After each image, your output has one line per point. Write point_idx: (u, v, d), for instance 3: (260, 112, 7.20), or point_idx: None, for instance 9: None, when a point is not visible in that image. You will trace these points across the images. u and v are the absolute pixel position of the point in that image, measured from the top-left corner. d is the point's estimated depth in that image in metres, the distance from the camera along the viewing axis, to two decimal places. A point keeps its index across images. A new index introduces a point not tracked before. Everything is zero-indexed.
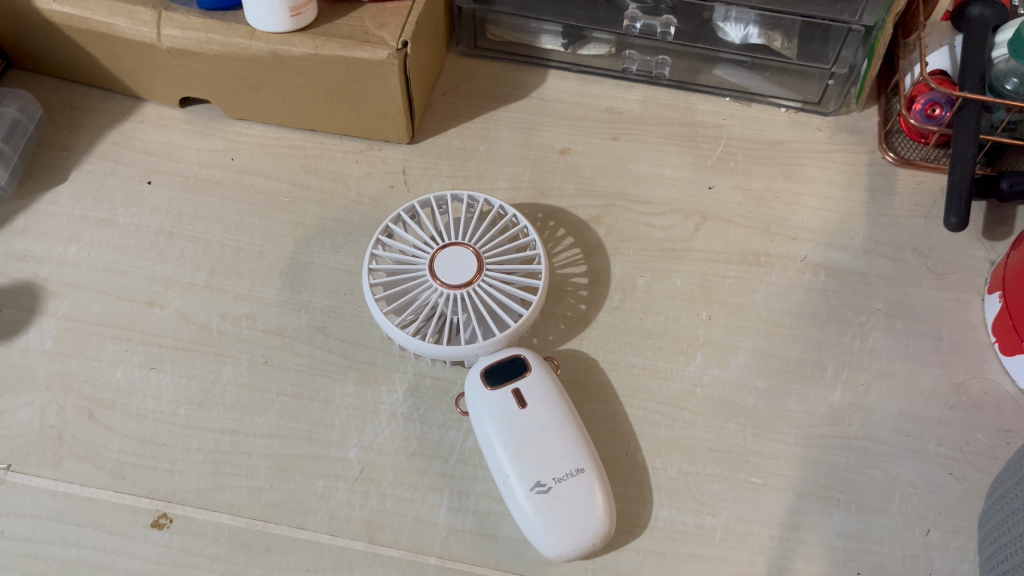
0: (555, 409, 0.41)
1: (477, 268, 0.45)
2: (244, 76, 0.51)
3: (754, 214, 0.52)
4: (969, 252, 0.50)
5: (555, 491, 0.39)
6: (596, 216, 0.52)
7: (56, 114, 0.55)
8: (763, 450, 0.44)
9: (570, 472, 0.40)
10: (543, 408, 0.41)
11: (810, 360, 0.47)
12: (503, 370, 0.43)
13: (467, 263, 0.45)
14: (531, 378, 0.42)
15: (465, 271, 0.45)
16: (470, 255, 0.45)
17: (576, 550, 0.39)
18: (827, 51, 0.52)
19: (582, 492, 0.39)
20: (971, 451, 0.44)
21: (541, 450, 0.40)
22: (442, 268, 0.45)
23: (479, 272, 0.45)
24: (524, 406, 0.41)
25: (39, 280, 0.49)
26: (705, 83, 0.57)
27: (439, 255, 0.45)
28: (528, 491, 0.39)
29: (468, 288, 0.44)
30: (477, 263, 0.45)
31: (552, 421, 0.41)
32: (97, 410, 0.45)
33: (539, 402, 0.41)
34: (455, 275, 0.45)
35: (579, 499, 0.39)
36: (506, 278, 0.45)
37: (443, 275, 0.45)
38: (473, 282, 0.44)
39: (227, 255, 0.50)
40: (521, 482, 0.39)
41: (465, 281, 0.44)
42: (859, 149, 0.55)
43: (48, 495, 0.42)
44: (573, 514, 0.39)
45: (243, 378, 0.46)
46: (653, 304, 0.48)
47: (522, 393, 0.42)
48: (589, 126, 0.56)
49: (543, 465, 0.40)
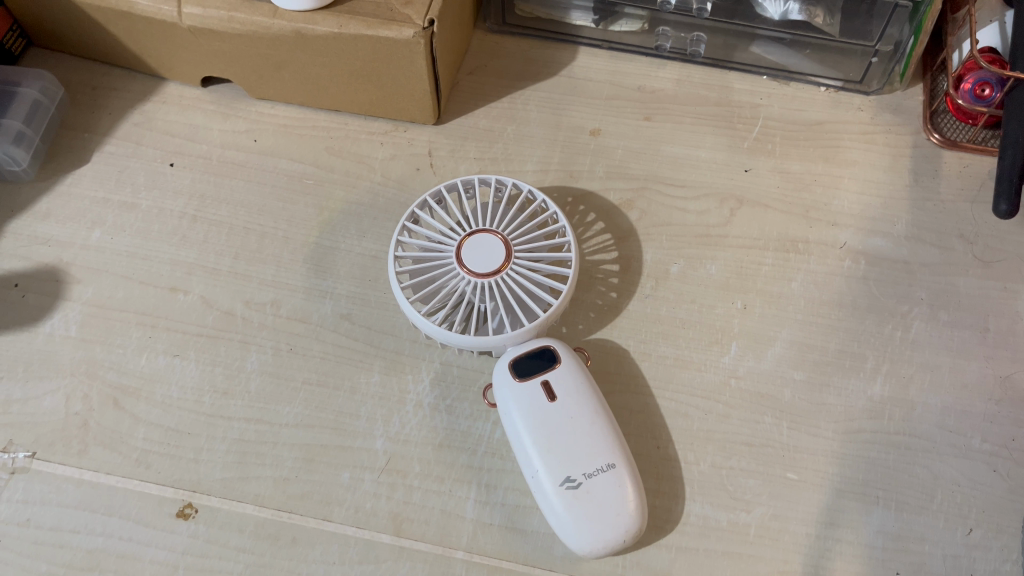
0: (586, 403, 0.40)
1: (506, 255, 0.43)
2: (267, 55, 0.50)
3: (792, 199, 0.50)
4: (1017, 239, 0.48)
5: (586, 487, 0.38)
6: (628, 200, 0.50)
7: (77, 95, 0.54)
8: (800, 444, 0.43)
9: (601, 468, 0.39)
10: (574, 401, 0.40)
11: (849, 351, 0.45)
12: (532, 361, 0.42)
13: (495, 250, 0.43)
14: (561, 371, 0.41)
15: (493, 260, 0.43)
16: (499, 243, 0.44)
17: (607, 546, 0.38)
18: (872, 27, 0.51)
19: (614, 488, 0.38)
20: (1017, 448, 0.42)
21: (571, 444, 0.39)
22: (470, 255, 0.43)
23: (508, 260, 0.43)
24: (553, 399, 0.40)
25: (63, 265, 0.48)
26: (741, 61, 0.55)
27: (467, 242, 0.44)
28: (558, 487, 0.38)
29: (497, 277, 0.43)
30: (505, 250, 0.43)
31: (583, 414, 0.40)
32: (122, 398, 0.44)
33: (570, 395, 0.40)
34: (484, 265, 0.43)
35: (611, 496, 0.38)
36: (534, 265, 0.43)
37: (472, 263, 0.43)
38: (502, 270, 0.43)
39: (250, 239, 0.49)
40: (551, 478, 0.38)
41: (493, 270, 0.43)
42: (903, 130, 0.53)
43: (73, 483, 0.42)
44: (605, 510, 0.38)
45: (268, 366, 0.45)
46: (686, 292, 0.47)
47: (551, 385, 0.41)
48: (621, 106, 0.54)
49: (573, 459, 0.39)
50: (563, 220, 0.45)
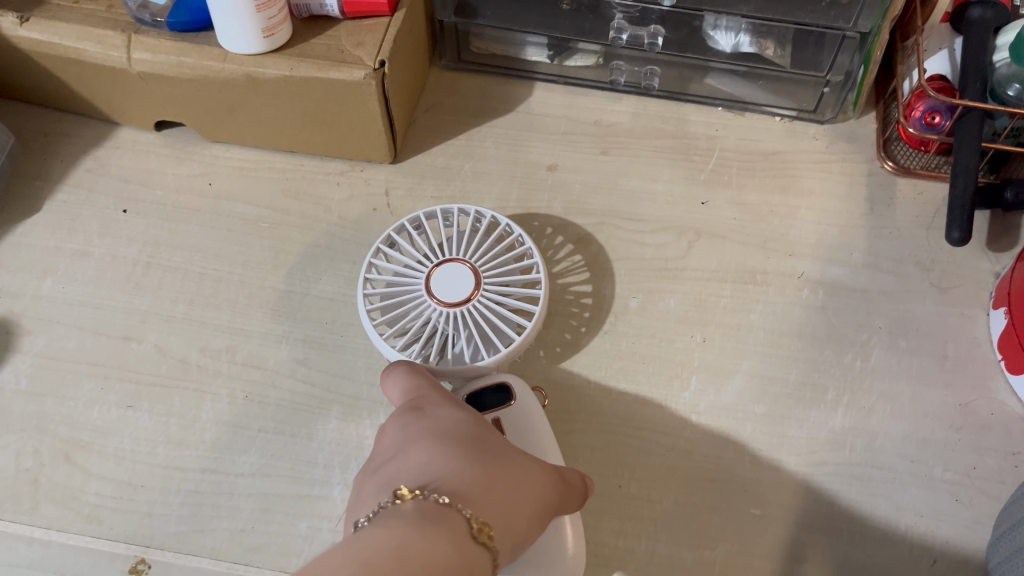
0: (534, 442, 0.39)
1: (475, 285, 0.43)
2: (219, 99, 0.49)
3: (749, 229, 0.50)
4: (973, 264, 0.48)
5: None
6: (586, 235, 0.50)
7: (29, 142, 0.54)
8: (763, 479, 0.42)
9: None
10: (521, 441, 0.39)
11: (810, 383, 0.45)
12: (484, 398, 0.40)
13: (466, 279, 0.43)
14: (513, 409, 0.40)
15: (463, 289, 0.43)
16: (470, 272, 0.43)
17: None
18: (822, 58, 0.51)
19: (555, 532, 0.37)
20: (979, 476, 0.42)
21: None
22: (439, 283, 0.43)
23: (478, 289, 0.43)
24: (502, 437, 0.39)
25: (14, 317, 0.47)
26: (695, 93, 0.55)
27: (438, 270, 0.44)
28: None
29: (466, 306, 0.42)
30: (476, 280, 0.43)
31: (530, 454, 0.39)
32: (74, 452, 0.43)
33: (518, 434, 0.39)
34: (454, 295, 0.43)
35: (550, 538, 0.37)
36: (503, 295, 0.43)
37: (441, 291, 0.43)
38: (471, 299, 0.43)
39: (206, 285, 0.49)
40: None
41: (462, 299, 0.42)
42: (858, 158, 0.53)
43: (24, 542, 0.41)
44: (546, 552, 0.37)
45: (223, 415, 0.45)
46: (645, 327, 0.47)
47: (502, 423, 0.40)
48: (577, 141, 0.54)
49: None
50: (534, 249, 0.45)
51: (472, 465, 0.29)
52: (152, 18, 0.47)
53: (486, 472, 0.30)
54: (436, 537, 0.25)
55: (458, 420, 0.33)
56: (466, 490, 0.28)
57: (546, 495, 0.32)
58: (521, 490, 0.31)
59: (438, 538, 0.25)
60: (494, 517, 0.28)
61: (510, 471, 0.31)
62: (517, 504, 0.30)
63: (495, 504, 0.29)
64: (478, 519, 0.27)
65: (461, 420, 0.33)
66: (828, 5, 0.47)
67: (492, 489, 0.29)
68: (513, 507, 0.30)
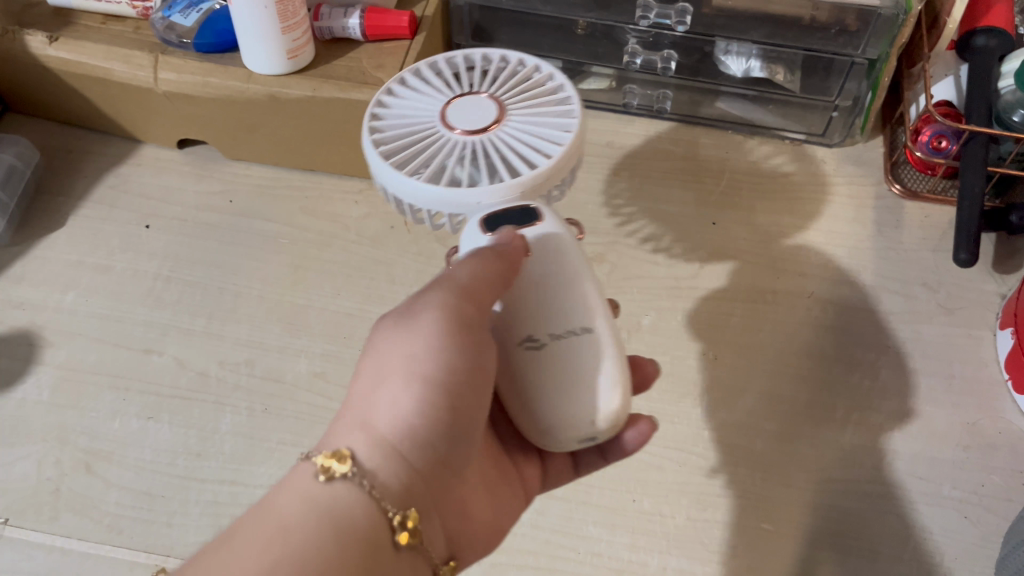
0: (560, 255, 0.33)
1: (500, 113, 0.35)
2: (240, 118, 0.50)
3: (760, 250, 0.51)
4: (979, 286, 0.49)
5: (547, 349, 0.31)
6: (599, 254, 0.51)
7: (53, 159, 0.55)
8: (774, 495, 0.43)
9: (573, 331, 0.31)
10: (555, 258, 0.32)
11: (820, 401, 0.46)
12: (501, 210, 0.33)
13: (487, 108, 0.35)
14: (543, 225, 0.33)
15: (489, 110, 0.35)
16: (491, 102, 0.35)
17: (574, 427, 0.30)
18: (831, 83, 0.53)
19: (586, 352, 0.31)
20: (987, 494, 0.43)
21: (532, 304, 0.32)
22: (457, 112, 0.35)
23: (501, 118, 0.35)
24: (527, 252, 0.32)
25: (36, 329, 0.48)
26: (706, 116, 0.57)
27: (454, 103, 0.36)
28: (518, 352, 0.31)
29: (485, 135, 0.35)
30: (501, 109, 0.35)
31: (553, 273, 0.32)
32: (95, 462, 0.44)
33: (542, 247, 0.33)
34: (479, 114, 0.35)
35: (573, 365, 0.30)
36: (533, 126, 0.35)
37: (458, 119, 0.35)
38: (491, 129, 0.35)
39: (225, 299, 0.50)
40: (510, 341, 0.31)
41: (481, 127, 0.35)
42: (865, 181, 0.54)
43: (45, 550, 0.41)
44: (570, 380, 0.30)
45: (242, 426, 0.45)
46: (657, 344, 0.48)
47: (525, 238, 0.33)
48: (591, 162, 0.55)
49: (539, 320, 0.31)
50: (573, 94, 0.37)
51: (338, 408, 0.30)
52: (179, 40, 0.49)
53: (346, 401, 0.30)
54: (279, 496, 0.27)
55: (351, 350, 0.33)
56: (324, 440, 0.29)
57: (425, 338, 0.30)
58: (380, 374, 0.30)
59: (276, 496, 0.27)
60: (358, 429, 0.29)
61: (367, 369, 0.30)
62: (377, 391, 0.29)
63: (355, 419, 0.29)
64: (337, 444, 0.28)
65: (355, 347, 0.33)
66: (838, 32, 0.49)
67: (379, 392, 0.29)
68: (372, 399, 0.29)
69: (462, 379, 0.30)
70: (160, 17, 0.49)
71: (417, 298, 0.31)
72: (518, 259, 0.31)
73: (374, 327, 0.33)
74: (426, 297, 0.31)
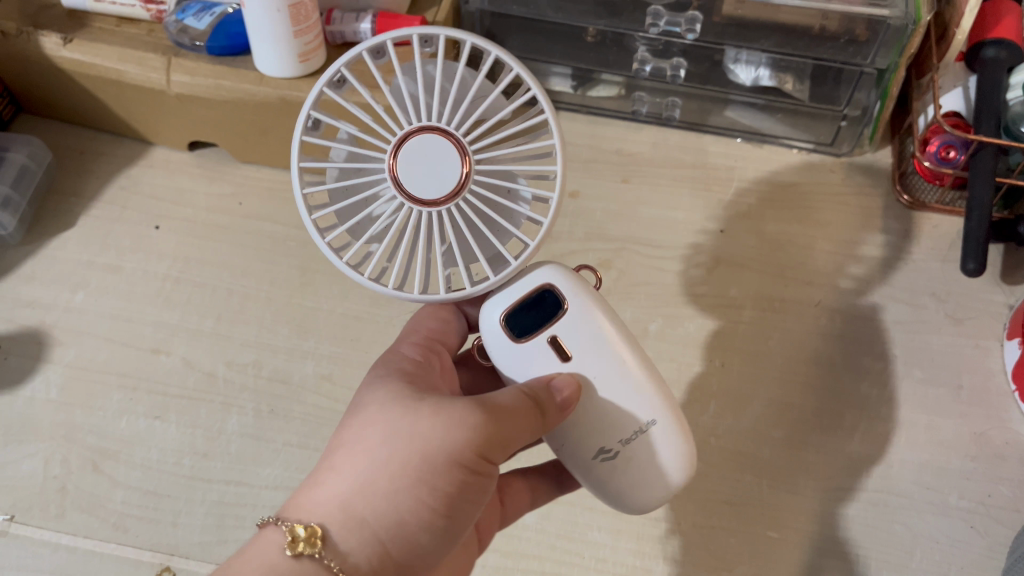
0: (610, 353, 0.33)
1: (460, 170, 0.30)
2: (251, 120, 0.51)
3: (768, 258, 0.51)
4: (987, 297, 0.49)
5: (626, 455, 0.33)
6: (607, 260, 0.51)
7: (65, 160, 0.55)
8: (781, 503, 0.43)
9: (641, 428, 0.33)
10: (592, 354, 0.33)
11: (827, 409, 0.46)
12: (528, 309, 0.33)
13: (445, 161, 0.30)
14: (570, 319, 0.33)
15: (448, 175, 0.30)
16: (450, 152, 0.30)
17: (654, 506, 0.34)
18: (839, 92, 0.53)
19: (657, 449, 0.33)
20: (994, 505, 0.42)
21: (599, 411, 0.33)
22: (408, 167, 0.30)
23: (463, 177, 0.30)
24: (566, 358, 0.33)
25: (46, 327, 0.48)
26: (715, 125, 0.57)
27: (404, 150, 0.30)
28: (594, 460, 0.34)
29: (445, 207, 0.30)
30: (461, 162, 0.30)
31: (614, 380, 0.33)
32: (102, 461, 0.44)
33: (585, 347, 0.33)
34: (435, 182, 0.30)
35: (659, 460, 0.33)
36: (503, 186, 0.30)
37: (410, 180, 0.30)
38: (452, 198, 0.30)
39: (233, 301, 0.50)
40: (585, 450, 0.34)
41: (442, 197, 0.30)
42: (874, 191, 0.54)
43: (51, 548, 0.42)
44: (644, 475, 0.34)
45: (248, 428, 0.45)
46: (664, 350, 0.48)
47: (561, 343, 0.33)
48: (599, 169, 0.55)
49: (605, 428, 0.33)
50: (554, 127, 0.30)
51: (330, 461, 0.31)
52: (192, 42, 0.49)
53: (340, 465, 0.30)
54: (252, 564, 0.28)
55: (365, 398, 0.33)
56: (306, 498, 0.30)
57: (446, 443, 0.30)
58: (384, 462, 0.30)
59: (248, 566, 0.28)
60: (339, 507, 0.29)
61: (374, 446, 0.30)
62: (375, 482, 0.30)
63: (341, 494, 0.30)
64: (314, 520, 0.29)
65: (371, 396, 0.33)
66: (848, 41, 0.49)
67: (369, 472, 0.30)
68: (368, 489, 0.30)
69: (458, 477, 0.30)
70: (173, 20, 0.49)
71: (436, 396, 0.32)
72: (565, 416, 0.33)
73: (398, 386, 0.33)
74: (464, 408, 0.31)
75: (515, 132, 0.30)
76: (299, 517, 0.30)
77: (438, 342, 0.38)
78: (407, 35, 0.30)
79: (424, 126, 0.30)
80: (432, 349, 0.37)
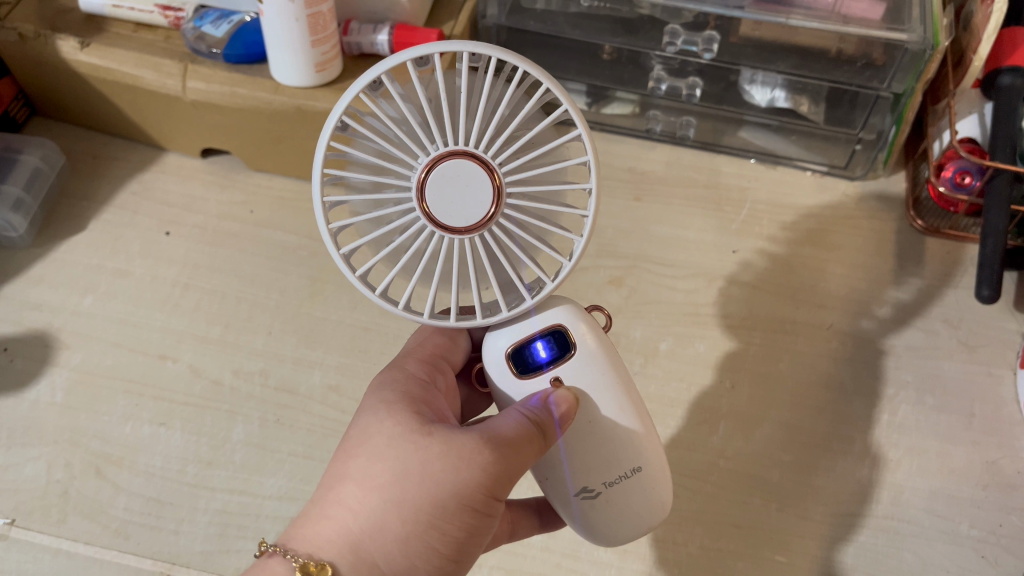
0: (609, 400, 0.33)
1: (491, 201, 0.29)
2: (266, 130, 0.51)
3: (779, 280, 0.51)
4: (1000, 324, 0.49)
5: (606, 497, 0.34)
6: (617, 277, 0.51)
7: (77, 163, 0.55)
8: (790, 528, 0.42)
9: (625, 473, 0.33)
10: (593, 400, 0.33)
11: (837, 434, 0.45)
12: (538, 345, 0.33)
13: (478, 192, 0.29)
14: (575, 362, 0.33)
15: (478, 206, 0.29)
16: (486, 182, 0.29)
17: (622, 538, 0.35)
18: (855, 116, 0.53)
19: (637, 494, 0.34)
20: (1005, 534, 0.42)
21: (590, 453, 0.33)
22: (438, 189, 0.29)
23: (494, 208, 0.29)
24: None
25: (53, 330, 0.48)
26: (729, 145, 0.57)
27: (439, 172, 0.29)
28: (574, 496, 0.34)
29: (471, 234, 0.30)
30: (493, 195, 0.29)
31: (609, 425, 0.33)
32: (106, 466, 0.44)
33: (587, 392, 0.33)
34: (462, 212, 0.29)
35: (637, 502, 0.34)
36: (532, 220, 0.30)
37: (439, 202, 0.29)
38: (480, 227, 0.29)
39: (241, 309, 0.50)
40: (566, 486, 0.34)
41: (468, 222, 0.29)
42: (888, 217, 0.54)
43: (51, 553, 0.41)
44: (625, 515, 0.34)
45: (253, 437, 0.45)
46: (674, 370, 0.47)
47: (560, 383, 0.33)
48: (612, 186, 0.55)
49: (591, 470, 0.33)
50: (592, 163, 0.30)
51: (339, 495, 0.31)
52: (208, 49, 0.49)
53: (349, 501, 0.30)
54: None
55: (372, 424, 0.32)
56: (316, 531, 0.31)
57: (456, 490, 0.30)
58: (395, 505, 0.30)
59: None
60: (349, 549, 0.30)
61: (385, 486, 0.30)
62: (386, 526, 0.30)
63: (351, 535, 0.30)
64: (323, 559, 0.30)
65: (377, 423, 0.32)
66: (864, 65, 0.49)
67: (378, 513, 0.30)
68: (378, 533, 0.30)
69: (464, 523, 0.31)
70: (191, 27, 0.50)
71: (447, 430, 0.31)
72: (565, 432, 0.32)
73: (406, 415, 0.32)
74: (472, 445, 0.31)
75: (549, 167, 0.29)
76: (310, 552, 0.30)
77: (443, 359, 0.37)
78: (458, 50, 0.28)
79: (458, 154, 0.29)
80: (437, 367, 0.36)
